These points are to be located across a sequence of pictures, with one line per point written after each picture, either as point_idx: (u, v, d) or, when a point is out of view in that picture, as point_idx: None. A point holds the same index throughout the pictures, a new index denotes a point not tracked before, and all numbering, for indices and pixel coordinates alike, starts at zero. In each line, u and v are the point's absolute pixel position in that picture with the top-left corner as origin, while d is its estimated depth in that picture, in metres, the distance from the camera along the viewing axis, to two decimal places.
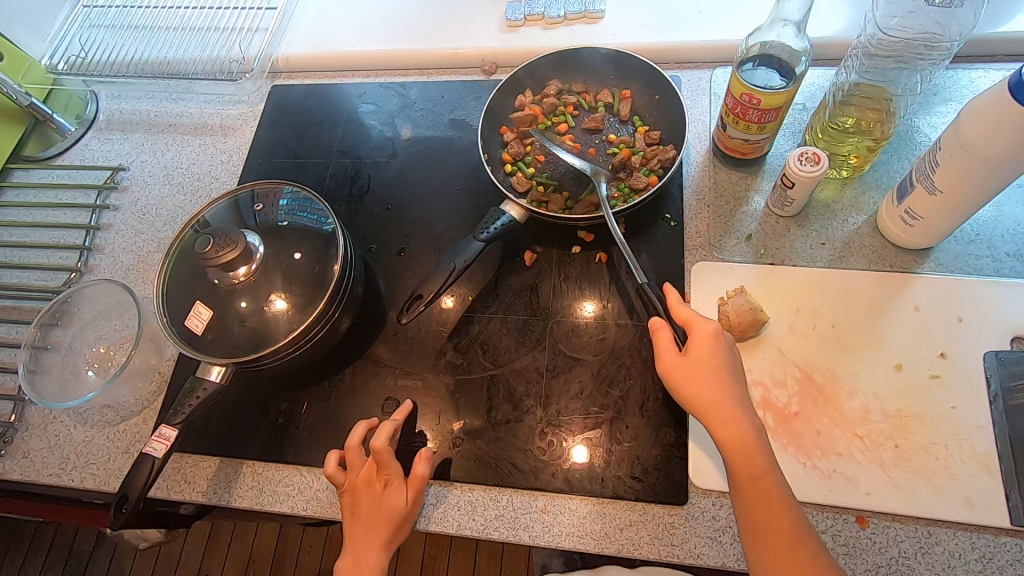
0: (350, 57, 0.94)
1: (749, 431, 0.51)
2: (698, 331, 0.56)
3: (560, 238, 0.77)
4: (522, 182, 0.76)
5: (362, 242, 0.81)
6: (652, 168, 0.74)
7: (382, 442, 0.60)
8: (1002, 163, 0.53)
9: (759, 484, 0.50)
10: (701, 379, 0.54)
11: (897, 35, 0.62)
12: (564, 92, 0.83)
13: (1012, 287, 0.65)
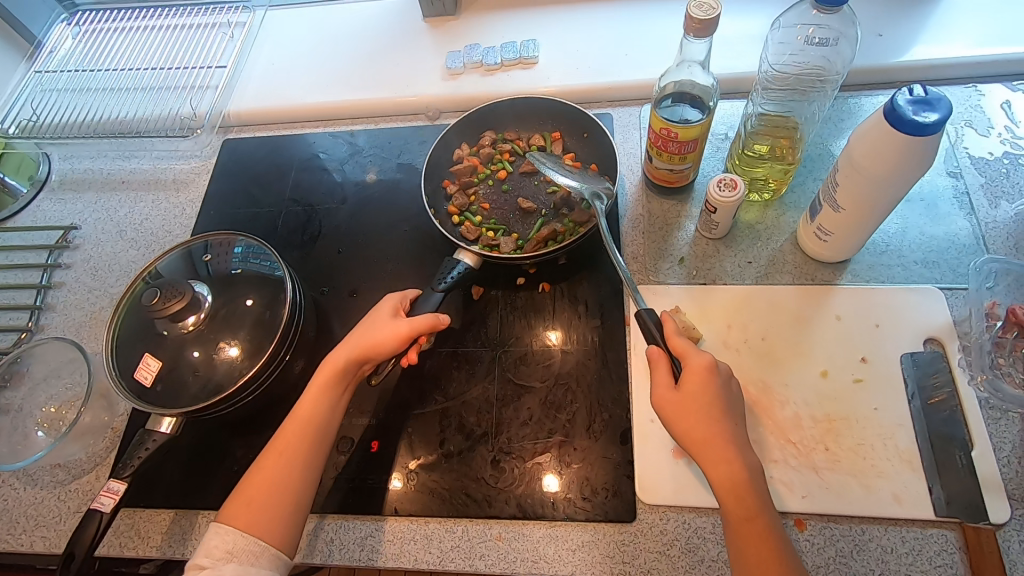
0: (301, 110, 0.98)
1: (739, 471, 0.52)
2: (692, 364, 0.57)
3: (504, 273, 0.80)
4: (471, 230, 0.79)
5: (315, 286, 0.83)
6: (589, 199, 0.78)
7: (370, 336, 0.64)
8: (889, 180, 0.58)
9: (748, 526, 0.51)
10: (693, 415, 0.55)
11: (789, 70, 0.70)
12: (499, 139, 0.87)
13: (922, 293, 0.70)
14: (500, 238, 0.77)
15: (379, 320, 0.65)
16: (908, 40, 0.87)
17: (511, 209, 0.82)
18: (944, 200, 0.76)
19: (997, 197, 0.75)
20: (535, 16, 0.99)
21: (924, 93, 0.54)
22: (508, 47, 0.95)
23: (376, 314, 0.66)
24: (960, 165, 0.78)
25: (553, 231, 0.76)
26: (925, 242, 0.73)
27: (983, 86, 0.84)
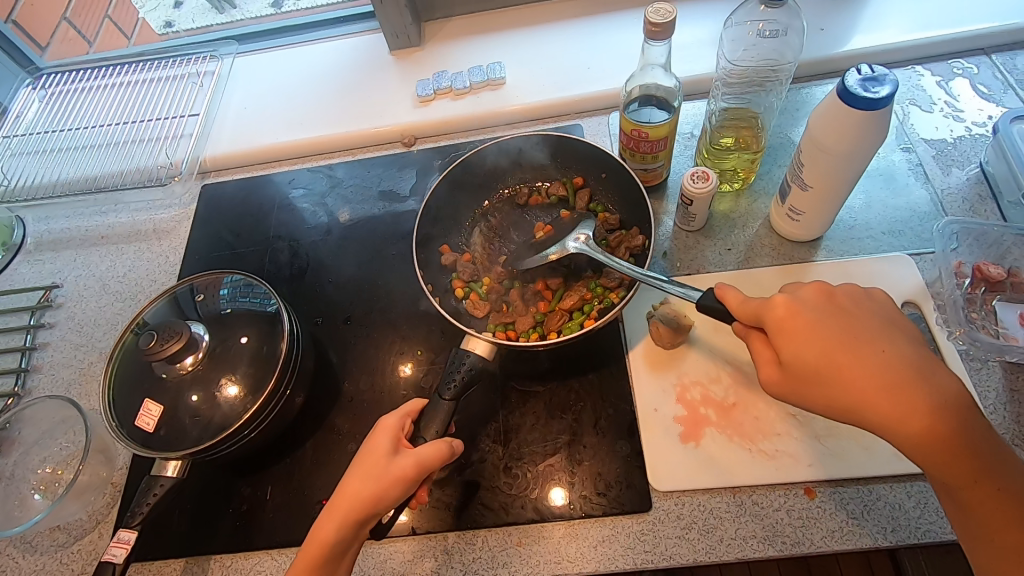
0: (278, 150, 1.00)
1: (923, 407, 0.45)
2: (778, 316, 0.50)
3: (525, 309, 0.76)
4: (481, 306, 0.76)
5: (308, 318, 0.83)
6: (620, 259, 0.74)
7: (377, 474, 0.56)
8: (850, 155, 0.62)
9: (967, 465, 0.44)
10: (841, 376, 0.47)
11: (746, 64, 0.75)
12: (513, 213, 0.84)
13: (893, 260, 0.73)
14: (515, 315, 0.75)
15: (374, 460, 0.57)
16: (847, 32, 0.93)
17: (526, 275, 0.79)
18: (901, 173, 0.80)
19: (949, 166, 0.80)
20: (498, 39, 1.02)
21: (872, 71, 0.58)
22: (475, 71, 0.98)
23: (371, 453, 0.57)
24: (911, 140, 0.83)
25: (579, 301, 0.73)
26: (889, 213, 0.78)
27: (921, 67, 0.90)
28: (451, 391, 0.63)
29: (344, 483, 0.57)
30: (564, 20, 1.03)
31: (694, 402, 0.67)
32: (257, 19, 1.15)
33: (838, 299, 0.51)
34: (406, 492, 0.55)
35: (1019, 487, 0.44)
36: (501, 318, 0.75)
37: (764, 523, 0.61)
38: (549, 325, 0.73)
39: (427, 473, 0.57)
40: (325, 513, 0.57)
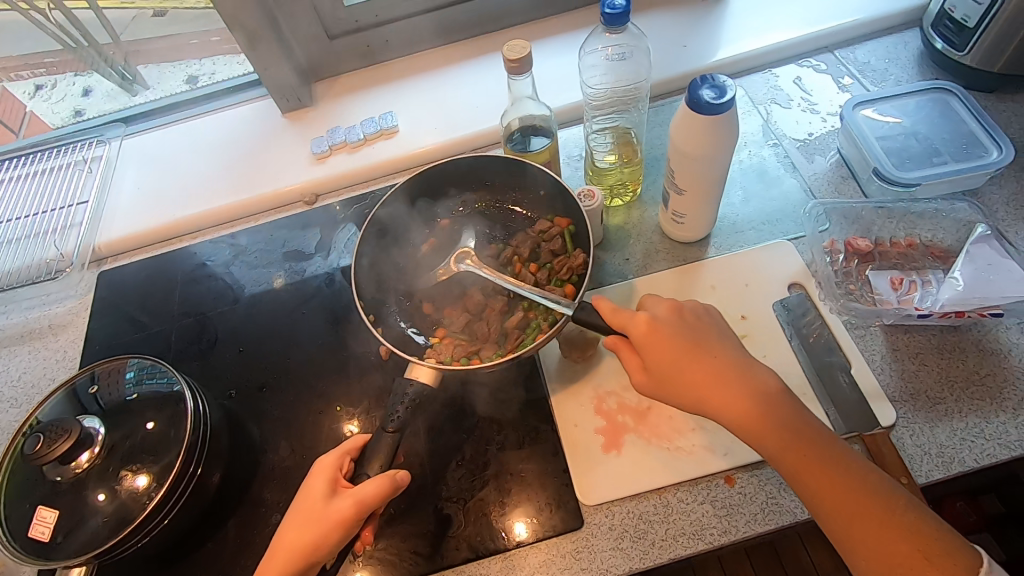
0: (176, 225, 0.98)
1: (739, 398, 0.55)
2: (635, 325, 0.59)
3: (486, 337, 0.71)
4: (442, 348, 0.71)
5: (222, 391, 0.81)
6: (564, 279, 0.72)
7: (312, 523, 0.55)
8: (711, 157, 0.66)
9: (786, 439, 0.53)
10: (676, 372, 0.57)
11: (611, 87, 0.82)
12: (441, 241, 0.80)
13: (776, 247, 0.78)
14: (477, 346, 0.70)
15: (311, 503, 0.56)
16: (707, 46, 1.01)
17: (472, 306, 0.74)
18: (772, 167, 0.87)
19: (813, 154, 0.87)
20: (387, 91, 1.05)
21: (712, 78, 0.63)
22: (367, 123, 1.00)
23: (308, 497, 0.57)
24: (777, 136, 0.90)
25: (533, 321, 0.69)
26: (766, 205, 0.83)
27: (777, 70, 0.98)
28: (393, 424, 0.60)
29: (284, 531, 0.56)
30: (448, 65, 1.07)
31: (611, 411, 0.69)
32: (159, 100, 1.14)
33: (686, 313, 0.61)
34: (346, 534, 0.55)
35: (851, 467, 0.52)
36: (449, 338, 0.72)
37: (690, 518, 0.62)
38: (506, 347, 0.69)
39: (368, 512, 0.56)
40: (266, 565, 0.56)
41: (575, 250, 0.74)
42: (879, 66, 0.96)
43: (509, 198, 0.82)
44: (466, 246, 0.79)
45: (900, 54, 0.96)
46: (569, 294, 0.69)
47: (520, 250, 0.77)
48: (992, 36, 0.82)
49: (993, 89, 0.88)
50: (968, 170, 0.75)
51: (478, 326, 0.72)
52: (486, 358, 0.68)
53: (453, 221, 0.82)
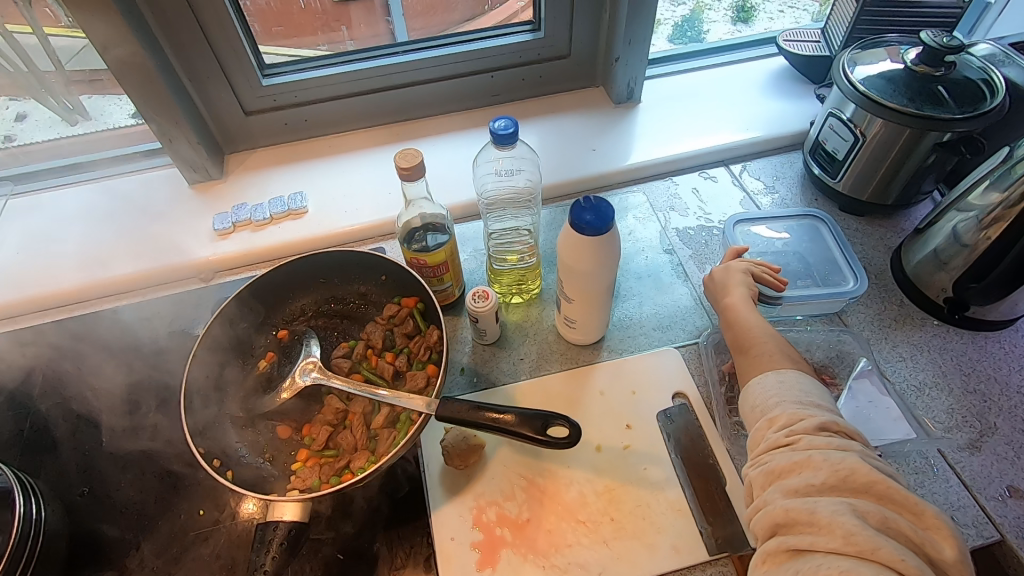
0: (57, 294, 0.91)
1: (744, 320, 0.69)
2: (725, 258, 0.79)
3: (347, 446, 0.70)
4: (306, 474, 0.68)
5: (71, 488, 0.74)
6: (424, 361, 0.75)
7: None
8: (594, 272, 0.69)
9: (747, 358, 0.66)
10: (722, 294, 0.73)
11: (509, 192, 0.87)
12: (283, 353, 0.78)
13: (662, 354, 0.81)
14: (341, 462, 0.68)
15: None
16: (615, 150, 1.06)
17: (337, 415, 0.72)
18: (666, 273, 0.91)
19: (704, 263, 0.92)
20: (302, 170, 1.05)
21: (592, 199, 0.66)
22: (276, 201, 0.99)
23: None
24: (672, 242, 0.95)
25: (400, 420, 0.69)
26: (658, 311, 0.86)
27: (676, 178, 1.05)
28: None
29: None
30: (367, 149, 1.08)
31: (489, 523, 0.67)
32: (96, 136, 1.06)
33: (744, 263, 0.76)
34: None
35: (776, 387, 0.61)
36: (314, 458, 0.70)
37: None
38: (379, 452, 0.68)
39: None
40: None
41: (429, 326, 0.77)
42: (768, 182, 1.04)
43: (355, 290, 0.84)
44: (312, 353, 0.78)
45: (786, 172, 1.05)
46: (430, 374, 0.72)
47: (372, 340, 0.78)
48: (856, 168, 0.91)
49: (862, 213, 0.96)
50: (830, 296, 0.81)
51: (343, 437, 0.70)
52: (358, 469, 0.67)
53: (290, 329, 0.81)
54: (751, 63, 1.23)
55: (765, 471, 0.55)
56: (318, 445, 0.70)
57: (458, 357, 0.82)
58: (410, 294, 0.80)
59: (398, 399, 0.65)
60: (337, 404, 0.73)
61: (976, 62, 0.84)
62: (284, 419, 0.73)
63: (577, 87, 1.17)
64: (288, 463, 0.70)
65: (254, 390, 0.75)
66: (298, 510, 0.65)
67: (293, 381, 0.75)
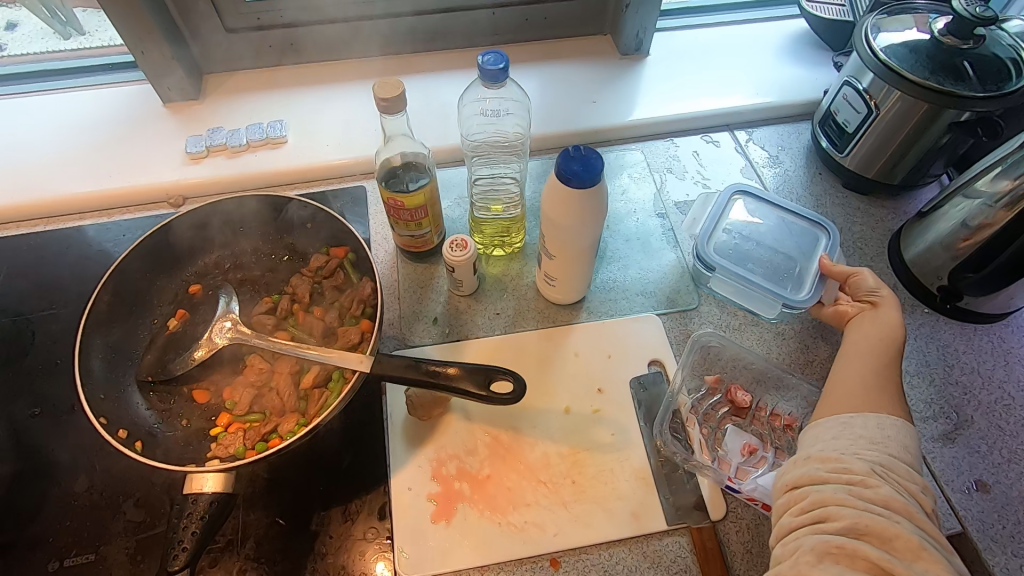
0: (18, 208, 0.87)
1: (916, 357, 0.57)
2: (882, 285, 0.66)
3: (274, 408, 0.68)
4: (229, 442, 0.65)
5: (21, 408, 0.71)
6: (357, 315, 0.73)
7: None
8: (576, 227, 0.65)
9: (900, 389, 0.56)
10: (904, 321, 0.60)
11: (500, 137, 0.83)
12: (195, 313, 0.76)
13: (642, 320, 0.78)
14: (265, 427, 0.66)
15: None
16: (615, 104, 1.01)
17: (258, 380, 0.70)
18: (655, 237, 0.87)
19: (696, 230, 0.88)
20: (284, 97, 0.99)
21: (580, 149, 0.61)
22: (253, 128, 0.93)
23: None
24: (665, 206, 0.91)
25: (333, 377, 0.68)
26: (643, 277, 0.83)
27: (677, 140, 1.00)
28: (180, 559, 0.54)
29: None
30: (355, 80, 1.02)
31: (448, 476, 0.66)
32: (84, 52, 1.03)
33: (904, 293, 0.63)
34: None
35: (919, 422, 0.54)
36: (237, 424, 0.68)
37: None
38: (308, 412, 0.67)
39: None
40: None
41: (359, 277, 0.75)
42: (772, 152, 0.99)
43: (298, 246, 0.81)
44: (230, 310, 0.75)
45: (793, 143, 1.00)
46: (364, 330, 0.70)
47: (298, 294, 0.76)
48: (866, 143, 0.86)
49: (867, 192, 0.92)
50: (765, 288, 0.76)
51: (268, 400, 0.69)
52: (285, 433, 0.65)
53: (204, 284, 0.79)
54: (768, 23, 1.16)
55: (848, 472, 0.51)
56: (241, 410, 0.68)
57: (432, 307, 0.79)
58: (338, 244, 0.78)
59: (319, 355, 0.63)
60: (261, 364, 0.71)
61: (1007, 39, 0.78)
62: (202, 383, 0.71)
63: (584, 34, 1.10)
64: (208, 432, 0.68)
65: (169, 352, 0.72)
66: (220, 481, 0.58)
67: (209, 339, 0.72)
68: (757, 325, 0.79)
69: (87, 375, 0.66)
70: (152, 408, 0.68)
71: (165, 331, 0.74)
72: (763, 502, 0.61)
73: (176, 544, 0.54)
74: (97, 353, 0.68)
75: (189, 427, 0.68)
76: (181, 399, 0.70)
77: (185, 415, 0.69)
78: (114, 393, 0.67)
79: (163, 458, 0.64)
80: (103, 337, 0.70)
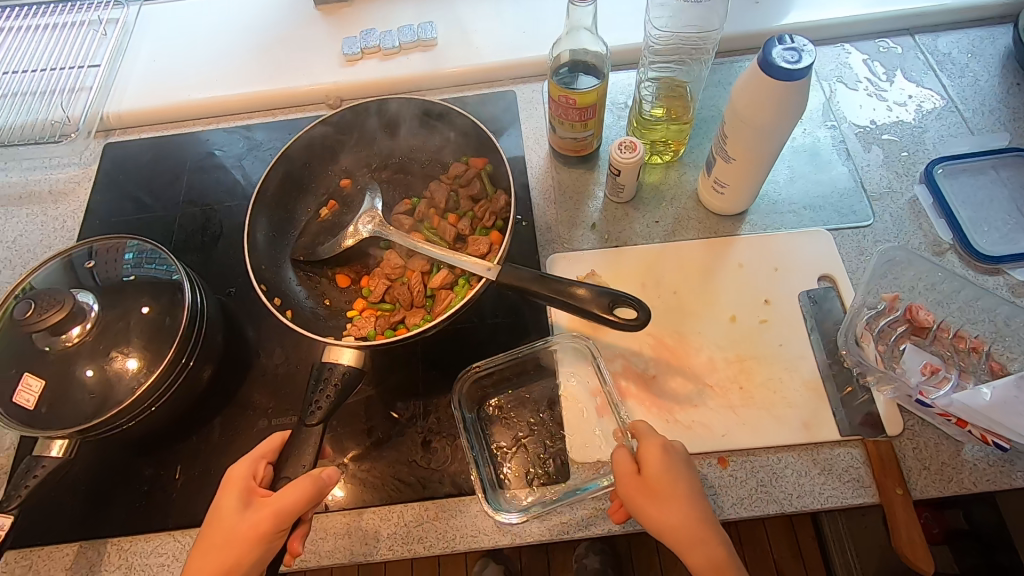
0: (193, 106, 0.92)
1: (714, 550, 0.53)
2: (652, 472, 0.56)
3: (404, 303, 0.71)
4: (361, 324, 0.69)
5: (220, 287, 0.79)
6: (487, 226, 0.74)
7: (301, 500, 0.52)
8: (770, 127, 0.62)
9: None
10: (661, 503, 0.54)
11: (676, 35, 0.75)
12: (343, 202, 0.79)
13: (813, 234, 0.75)
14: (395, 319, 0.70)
15: (224, 523, 0.52)
16: (780, 5, 0.92)
17: (391, 274, 0.72)
18: (825, 148, 0.81)
19: (870, 143, 0.82)
20: (431, 1, 0.98)
21: (791, 42, 0.58)
22: (404, 30, 0.93)
23: (218, 517, 0.53)
24: (837, 117, 0.84)
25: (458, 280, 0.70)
26: (811, 189, 0.79)
27: (850, 45, 0.91)
28: (316, 416, 0.58)
29: (224, 509, 0.53)
30: None
31: (615, 374, 0.68)
32: None
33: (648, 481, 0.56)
34: (268, 545, 0.52)
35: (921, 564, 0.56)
36: (370, 311, 0.71)
37: None
38: (435, 312, 0.70)
39: (296, 517, 0.53)
40: (224, 508, 0.53)
41: (495, 192, 0.75)
42: (960, 58, 0.89)
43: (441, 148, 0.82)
44: (373, 206, 0.76)
45: (986, 49, 0.89)
46: (493, 242, 0.71)
47: (435, 200, 0.77)
48: None
49: None
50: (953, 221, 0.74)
51: (400, 292, 0.71)
52: (414, 326, 0.68)
53: (355, 181, 0.81)
54: None
55: None
56: (374, 298, 0.72)
57: (591, 211, 0.79)
58: (479, 156, 0.79)
59: (455, 259, 0.65)
60: (396, 261, 0.73)
61: None
62: (343, 267, 0.74)
63: None
64: (345, 312, 0.72)
65: (319, 236, 0.76)
66: (356, 357, 0.61)
67: (356, 230, 0.74)
68: (940, 245, 0.74)
69: (254, 245, 0.71)
70: (301, 285, 0.73)
71: (317, 218, 0.78)
72: (959, 418, 0.58)
73: (313, 404, 0.58)
74: (262, 227, 0.74)
75: (331, 307, 0.73)
76: (325, 280, 0.74)
77: (327, 296, 0.73)
78: (273, 266, 0.72)
79: (307, 328, 0.69)
80: (265, 214, 0.75)
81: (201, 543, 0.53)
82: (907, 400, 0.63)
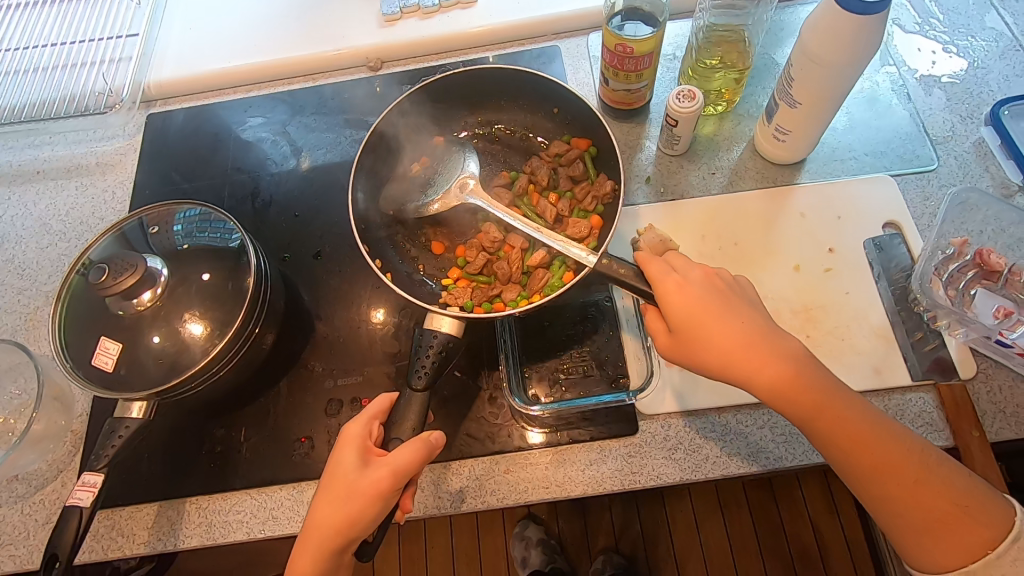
0: (234, 73, 0.91)
1: (862, 419, 0.50)
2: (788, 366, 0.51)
3: (502, 280, 0.71)
4: (457, 292, 0.70)
5: (275, 253, 0.79)
6: (588, 210, 0.72)
7: (413, 463, 0.52)
8: (842, 67, 0.59)
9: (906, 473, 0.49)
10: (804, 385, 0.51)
11: None
12: (436, 158, 0.78)
13: (875, 181, 0.73)
14: (490, 295, 0.70)
15: (344, 480, 0.52)
16: None
17: (491, 250, 0.73)
18: (885, 93, 0.79)
19: (932, 87, 0.79)
20: None
21: None
22: None
23: (336, 472, 0.53)
24: (896, 60, 0.81)
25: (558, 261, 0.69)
26: (872, 135, 0.77)
27: None
28: (421, 382, 0.57)
29: (338, 467, 0.53)
30: None
31: None
32: None
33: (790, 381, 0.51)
34: (385, 505, 0.52)
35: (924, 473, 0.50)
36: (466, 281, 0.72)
37: (748, 440, 0.62)
38: (530, 290, 0.69)
39: (409, 478, 0.53)
40: (336, 466, 0.54)
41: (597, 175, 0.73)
42: None
43: (525, 123, 0.80)
44: (470, 169, 0.76)
45: None
46: (593, 226, 0.70)
47: (537, 176, 0.76)
48: None
49: None
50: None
51: (497, 267, 0.71)
52: (509, 302, 0.68)
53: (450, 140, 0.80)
54: None
55: None
56: (472, 269, 0.72)
57: (644, 163, 0.78)
58: (582, 136, 0.76)
59: (557, 243, 0.62)
60: (494, 234, 0.72)
61: None
62: (439, 235, 0.76)
63: None
64: (442, 280, 0.74)
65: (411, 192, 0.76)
66: (456, 326, 0.61)
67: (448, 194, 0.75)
68: (1007, 189, 0.72)
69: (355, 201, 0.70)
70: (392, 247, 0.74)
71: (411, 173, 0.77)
72: None
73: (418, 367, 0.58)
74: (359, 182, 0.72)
75: (424, 273, 0.74)
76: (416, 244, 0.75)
77: (421, 262, 0.75)
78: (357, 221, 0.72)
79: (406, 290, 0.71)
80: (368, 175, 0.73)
81: (319, 500, 0.53)
82: (982, 343, 0.62)
